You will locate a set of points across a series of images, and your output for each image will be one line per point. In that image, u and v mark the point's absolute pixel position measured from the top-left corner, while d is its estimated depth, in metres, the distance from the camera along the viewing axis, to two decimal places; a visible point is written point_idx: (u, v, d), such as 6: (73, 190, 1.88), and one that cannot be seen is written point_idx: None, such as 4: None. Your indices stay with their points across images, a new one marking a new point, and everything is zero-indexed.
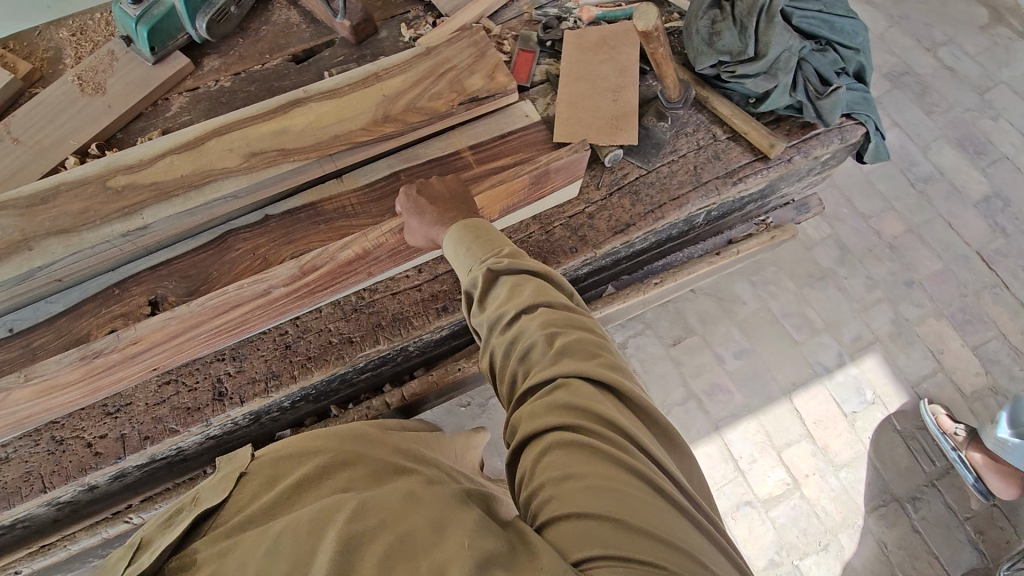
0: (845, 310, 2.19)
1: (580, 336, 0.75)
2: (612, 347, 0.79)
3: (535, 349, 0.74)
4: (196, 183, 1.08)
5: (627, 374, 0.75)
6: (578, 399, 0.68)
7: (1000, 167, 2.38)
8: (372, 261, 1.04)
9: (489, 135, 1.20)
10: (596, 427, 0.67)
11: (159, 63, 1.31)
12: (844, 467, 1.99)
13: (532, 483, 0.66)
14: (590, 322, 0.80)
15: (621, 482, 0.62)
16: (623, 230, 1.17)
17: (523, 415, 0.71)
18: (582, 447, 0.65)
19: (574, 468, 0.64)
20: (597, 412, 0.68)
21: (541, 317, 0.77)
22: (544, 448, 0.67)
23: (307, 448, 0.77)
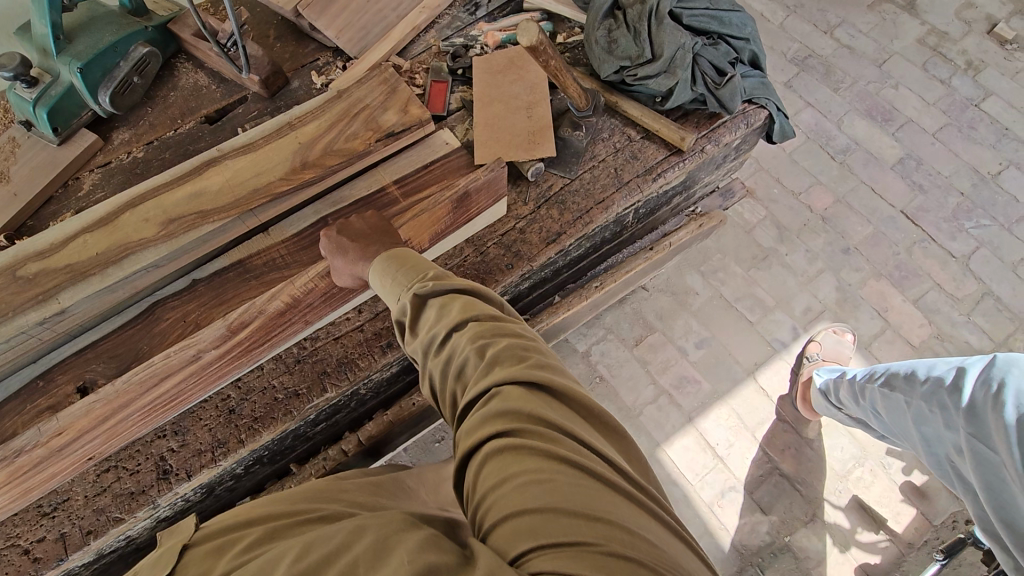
0: (792, 285, 2.26)
1: (509, 343, 0.77)
2: (543, 349, 0.80)
3: (467, 363, 0.76)
4: (113, 258, 1.04)
5: (560, 372, 0.77)
6: (511, 403, 0.69)
7: (908, 130, 2.53)
8: (306, 307, 1.03)
9: (412, 167, 1.21)
10: (530, 426, 0.68)
11: (65, 142, 1.28)
12: (817, 436, 2.03)
13: (475, 492, 0.67)
14: (520, 328, 0.82)
15: (554, 473, 0.63)
16: (556, 240, 1.19)
17: (463, 429, 0.72)
18: (518, 447, 0.66)
19: (509, 469, 0.64)
20: (530, 412, 0.69)
21: (470, 331, 0.78)
22: (483, 456, 0.68)
23: (258, 510, 0.74)
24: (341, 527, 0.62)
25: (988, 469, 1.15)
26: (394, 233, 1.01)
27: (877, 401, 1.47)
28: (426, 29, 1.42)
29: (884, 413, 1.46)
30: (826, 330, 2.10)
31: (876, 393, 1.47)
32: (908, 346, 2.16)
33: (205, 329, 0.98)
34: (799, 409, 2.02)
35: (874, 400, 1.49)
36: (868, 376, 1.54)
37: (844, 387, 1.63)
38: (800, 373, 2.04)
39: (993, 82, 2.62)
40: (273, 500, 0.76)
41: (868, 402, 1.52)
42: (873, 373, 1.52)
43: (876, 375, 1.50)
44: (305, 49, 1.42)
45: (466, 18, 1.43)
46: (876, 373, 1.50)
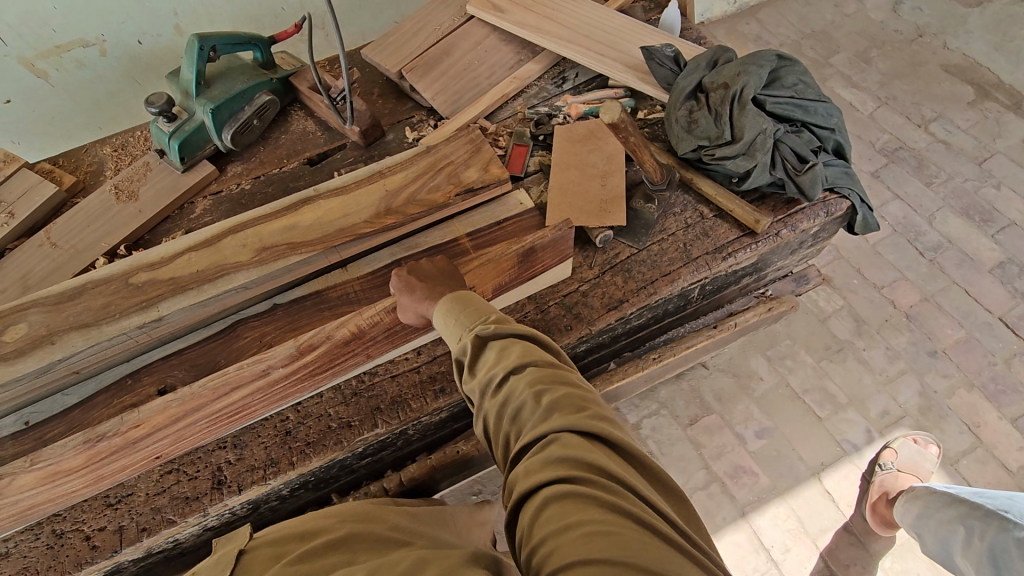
0: (868, 383, 2.11)
1: (567, 391, 0.79)
2: (599, 401, 0.83)
3: (524, 408, 0.78)
4: (210, 277, 1.16)
5: (615, 423, 0.79)
6: (570, 451, 0.72)
7: (1011, 233, 2.37)
8: (369, 341, 1.08)
9: (486, 223, 1.27)
10: (589, 477, 0.70)
11: (188, 170, 1.44)
12: (884, 555, 1.84)
13: (531, 537, 0.68)
14: (577, 377, 0.84)
15: (615, 524, 0.65)
16: (617, 307, 1.19)
17: (520, 473, 0.74)
18: (578, 496, 0.68)
19: (570, 518, 0.66)
20: (590, 463, 0.71)
21: (529, 376, 0.81)
22: (542, 503, 0.70)
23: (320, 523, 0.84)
24: (404, 558, 0.67)
25: None
26: (460, 278, 1.05)
27: (1007, 554, 1.26)
28: (514, 96, 1.52)
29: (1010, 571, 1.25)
30: (905, 438, 1.93)
31: (1011, 545, 1.27)
32: (1002, 469, 1.94)
33: (277, 348, 1.05)
34: (868, 520, 1.85)
35: (996, 544, 1.29)
36: (996, 515, 1.34)
37: (958, 512, 1.43)
38: (869, 482, 1.89)
39: None
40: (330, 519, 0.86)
41: (984, 548, 1.31)
42: (1007, 518, 1.31)
43: (1009, 525, 1.30)
44: (403, 107, 1.55)
45: (552, 89, 1.52)
46: (1014, 519, 1.30)
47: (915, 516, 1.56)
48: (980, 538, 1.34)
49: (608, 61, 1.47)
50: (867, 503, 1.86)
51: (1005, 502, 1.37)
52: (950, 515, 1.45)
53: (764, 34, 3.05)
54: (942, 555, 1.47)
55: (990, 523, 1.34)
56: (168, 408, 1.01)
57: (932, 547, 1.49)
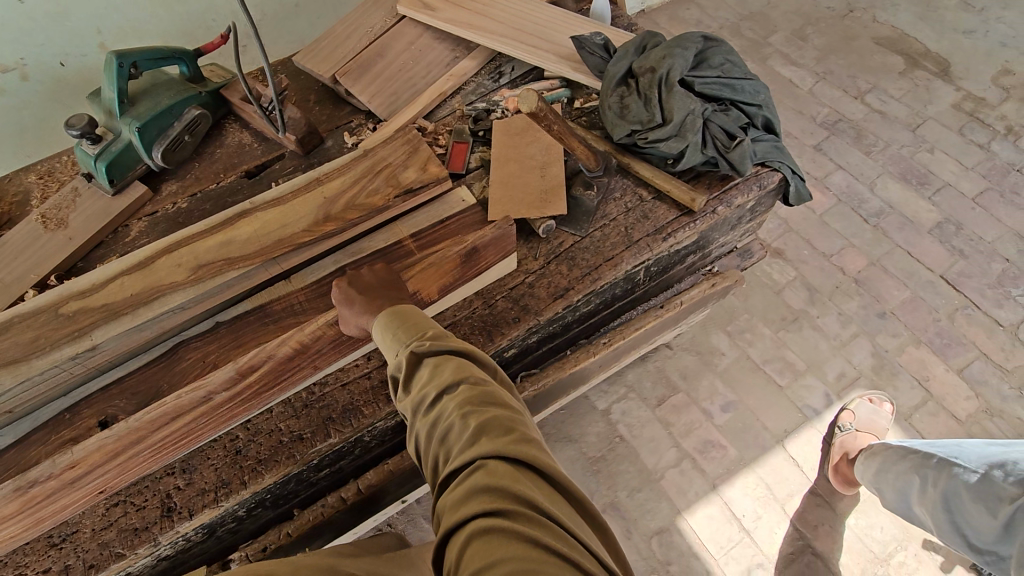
0: (824, 349, 2.18)
1: (495, 415, 0.83)
2: (527, 423, 0.87)
3: (453, 431, 0.82)
4: (144, 300, 1.13)
5: (541, 446, 0.83)
6: (496, 479, 0.76)
7: (946, 194, 2.47)
8: (314, 353, 1.07)
9: (428, 223, 1.27)
10: (512, 507, 0.73)
11: (119, 193, 1.40)
12: (848, 511, 1.91)
13: (453, 565, 0.72)
14: (507, 399, 0.88)
15: (537, 560, 0.67)
16: (563, 295, 1.19)
17: (448, 500, 0.77)
18: (502, 531, 0.70)
19: (493, 554, 0.68)
20: (514, 492, 0.75)
21: (460, 397, 0.85)
22: (466, 533, 0.73)
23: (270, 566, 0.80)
24: None
25: None
26: (400, 286, 1.06)
27: (958, 499, 1.32)
28: (452, 94, 1.52)
29: (963, 515, 1.32)
30: (862, 399, 2.02)
31: (962, 489, 1.32)
32: (952, 420, 2.03)
33: (218, 372, 1.03)
34: (831, 481, 1.92)
35: (948, 491, 1.34)
36: (946, 462, 1.39)
37: (913, 463, 1.49)
38: (830, 444, 1.96)
39: None
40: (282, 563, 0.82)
41: (937, 495, 1.37)
42: (955, 463, 1.37)
43: (958, 470, 1.35)
44: (341, 112, 1.53)
45: (490, 84, 1.53)
46: (963, 464, 1.35)
47: (874, 474, 1.61)
48: (933, 487, 1.39)
49: (541, 53, 1.48)
50: (830, 465, 1.92)
51: (955, 450, 1.41)
52: (905, 468, 1.51)
53: (704, 18, 3.11)
54: (902, 507, 1.53)
55: (942, 470, 1.39)
56: (109, 442, 0.99)
57: (891, 500, 1.56)
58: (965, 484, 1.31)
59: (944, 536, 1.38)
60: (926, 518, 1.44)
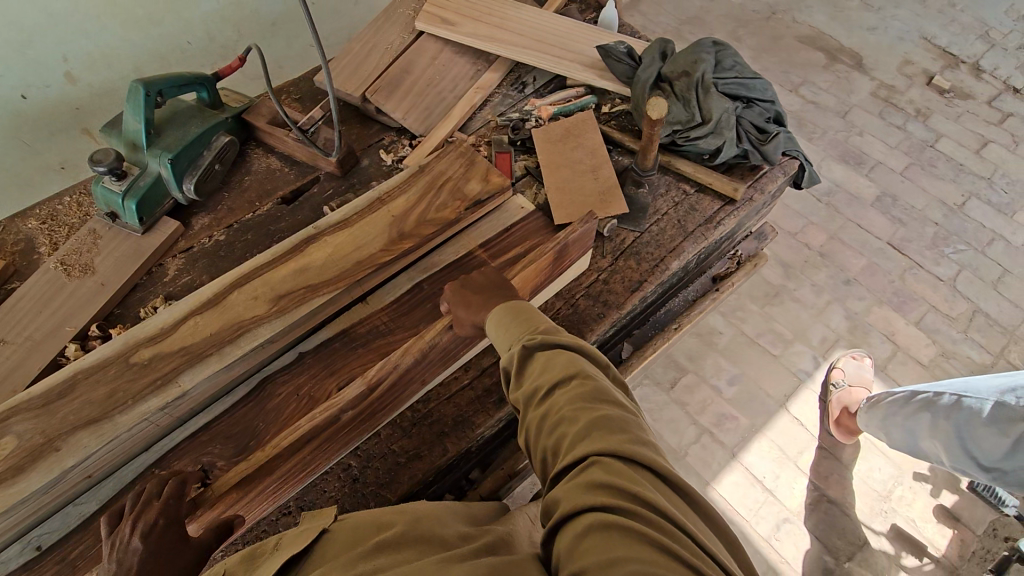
0: (805, 318, 2.41)
1: (610, 413, 0.77)
2: (644, 424, 0.79)
3: (565, 425, 0.77)
4: (229, 338, 1.07)
5: (656, 450, 0.75)
6: (614, 476, 0.69)
7: (880, 171, 2.82)
8: (426, 367, 1.07)
9: (496, 232, 1.30)
10: (634, 507, 0.67)
11: (148, 231, 1.30)
12: (852, 458, 2.12)
13: (564, 557, 0.67)
14: (621, 397, 0.81)
15: (660, 565, 0.60)
16: (638, 287, 1.27)
17: (559, 491, 0.72)
18: (624, 531, 0.64)
19: (613, 551, 0.62)
20: (635, 492, 0.68)
21: (573, 391, 0.79)
22: (580, 528, 0.67)
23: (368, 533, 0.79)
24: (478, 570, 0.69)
25: None
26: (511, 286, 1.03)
27: (969, 427, 1.53)
28: (481, 105, 1.55)
29: (974, 440, 1.53)
30: (846, 357, 2.25)
31: (975, 417, 1.52)
32: (919, 366, 2.32)
33: (347, 390, 0.98)
34: (833, 433, 2.13)
35: (960, 423, 1.55)
36: (956, 399, 1.59)
37: (921, 402, 1.68)
38: (827, 401, 2.17)
39: (942, 126, 2.97)
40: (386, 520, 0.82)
41: (950, 426, 1.58)
42: (965, 397, 1.57)
43: (969, 401, 1.55)
44: (370, 130, 1.52)
45: (516, 95, 1.57)
46: (973, 395, 1.55)
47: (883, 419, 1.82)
48: (945, 422, 1.60)
49: (565, 62, 1.55)
50: (831, 420, 2.12)
51: (962, 386, 1.62)
52: (913, 409, 1.71)
53: (648, 25, 3.33)
54: (912, 443, 1.74)
55: (954, 404, 1.59)
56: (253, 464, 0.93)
57: (900, 438, 1.77)
58: (979, 412, 1.52)
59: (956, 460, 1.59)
60: (936, 449, 1.65)
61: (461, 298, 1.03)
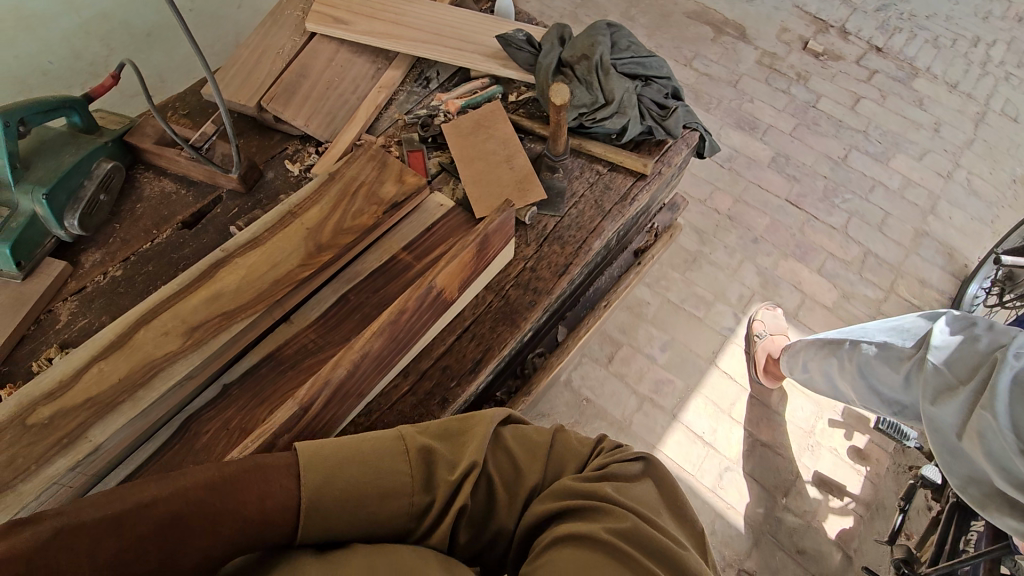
0: (723, 278, 2.57)
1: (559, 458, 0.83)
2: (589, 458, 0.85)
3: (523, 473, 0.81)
4: (142, 379, 0.99)
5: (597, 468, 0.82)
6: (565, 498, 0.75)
7: (772, 134, 3.02)
8: (361, 380, 1.03)
9: (417, 232, 1.28)
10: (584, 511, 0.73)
11: (30, 276, 1.18)
12: (779, 402, 2.29)
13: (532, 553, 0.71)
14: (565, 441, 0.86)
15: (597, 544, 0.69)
16: (565, 271, 1.30)
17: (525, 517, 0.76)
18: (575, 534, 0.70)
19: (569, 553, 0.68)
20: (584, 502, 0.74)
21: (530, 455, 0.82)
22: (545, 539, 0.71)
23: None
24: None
25: (937, 432, 1.42)
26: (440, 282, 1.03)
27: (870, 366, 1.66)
28: (386, 105, 1.51)
29: (876, 377, 1.66)
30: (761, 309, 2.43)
31: (870, 358, 1.66)
32: (825, 309, 2.53)
33: (276, 413, 0.90)
34: (761, 381, 2.27)
35: (863, 364, 1.68)
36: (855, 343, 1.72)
37: (831, 347, 1.82)
38: (752, 352, 2.31)
39: (820, 87, 3.22)
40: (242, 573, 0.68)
41: (854, 366, 1.71)
42: (864, 340, 1.69)
43: (867, 344, 1.68)
44: (271, 141, 1.45)
45: (421, 91, 1.54)
46: (870, 337, 1.68)
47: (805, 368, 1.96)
48: (851, 365, 1.72)
49: (466, 54, 1.54)
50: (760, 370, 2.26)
51: (860, 331, 1.73)
52: (826, 356, 1.84)
53: (545, 10, 3.37)
54: (830, 386, 1.89)
55: (854, 347, 1.71)
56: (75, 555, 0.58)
57: (821, 383, 1.92)
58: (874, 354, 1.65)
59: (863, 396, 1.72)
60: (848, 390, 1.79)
61: (387, 313, 0.98)
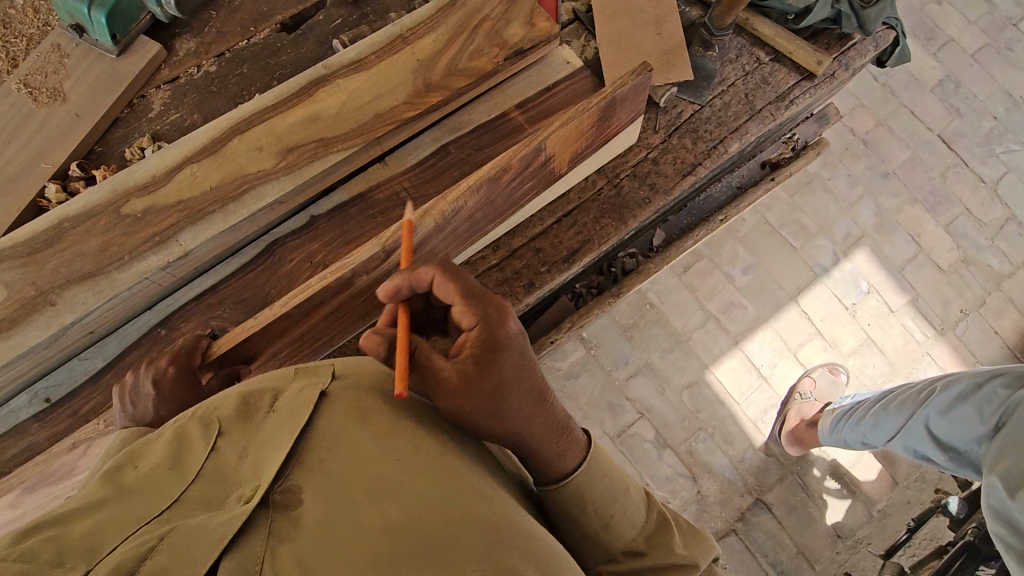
0: (833, 211, 2.30)
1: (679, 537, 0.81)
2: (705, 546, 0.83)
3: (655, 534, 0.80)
4: (232, 193, 0.94)
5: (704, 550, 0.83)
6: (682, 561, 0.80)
7: (949, 51, 2.50)
8: (448, 241, 0.95)
9: (534, 90, 1.11)
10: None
11: (124, 54, 1.10)
12: (850, 355, 2.16)
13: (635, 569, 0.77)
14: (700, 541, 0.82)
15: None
16: (691, 171, 1.13)
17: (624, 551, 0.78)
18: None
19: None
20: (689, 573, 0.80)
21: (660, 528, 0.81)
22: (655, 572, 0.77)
23: (342, 505, 0.51)
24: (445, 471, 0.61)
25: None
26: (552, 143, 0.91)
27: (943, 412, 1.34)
28: None
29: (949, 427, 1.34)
30: (822, 369, 2.06)
31: (945, 402, 1.34)
32: (937, 270, 2.27)
33: (359, 249, 0.85)
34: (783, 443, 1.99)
35: (933, 408, 1.37)
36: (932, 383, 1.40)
37: (888, 403, 1.50)
38: (787, 408, 2.01)
39: None
40: (324, 459, 0.56)
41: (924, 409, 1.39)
42: (944, 382, 1.37)
43: (946, 385, 1.36)
44: None
45: None
46: (935, 396, 1.36)
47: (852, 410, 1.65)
48: (920, 409, 1.40)
49: None
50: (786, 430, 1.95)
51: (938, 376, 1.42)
52: (885, 399, 1.52)
53: None
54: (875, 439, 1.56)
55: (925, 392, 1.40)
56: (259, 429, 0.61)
57: (868, 431, 1.57)
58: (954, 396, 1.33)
59: (940, 465, 1.43)
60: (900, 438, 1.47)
61: (488, 172, 0.88)
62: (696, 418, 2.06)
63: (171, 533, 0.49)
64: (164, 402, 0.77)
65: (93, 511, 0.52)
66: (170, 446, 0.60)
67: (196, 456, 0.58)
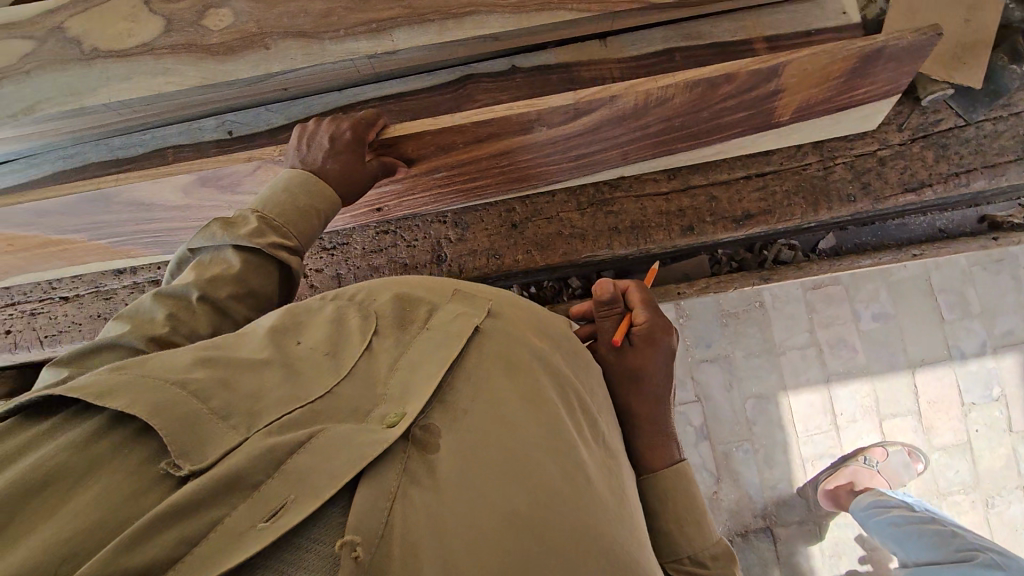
0: (1009, 301, 2.01)
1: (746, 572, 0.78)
2: None
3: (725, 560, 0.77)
4: (454, 11, 0.91)
5: None
6: None
7: None
8: (635, 141, 0.89)
9: (791, 29, 0.98)
10: None
11: None
12: (938, 451, 1.98)
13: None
14: None
15: None
16: (915, 189, 0.99)
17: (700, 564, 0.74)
18: None
19: None
20: None
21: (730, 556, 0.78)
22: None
23: (484, 475, 0.51)
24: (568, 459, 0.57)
25: None
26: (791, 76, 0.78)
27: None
28: None
29: None
30: (903, 447, 1.90)
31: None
32: None
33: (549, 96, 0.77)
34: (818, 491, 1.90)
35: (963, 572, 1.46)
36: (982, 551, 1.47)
37: (926, 532, 1.60)
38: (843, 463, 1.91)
39: None
40: (470, 411, 0.55)
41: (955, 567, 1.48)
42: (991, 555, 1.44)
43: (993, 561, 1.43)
44: None
45: None
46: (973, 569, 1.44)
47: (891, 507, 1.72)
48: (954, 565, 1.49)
49: None
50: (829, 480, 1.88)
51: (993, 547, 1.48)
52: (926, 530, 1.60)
53: None
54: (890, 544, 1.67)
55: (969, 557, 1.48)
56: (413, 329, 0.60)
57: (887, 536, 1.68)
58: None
59: None
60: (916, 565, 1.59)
61: (714, 71, 0.76)
62: (748, 429, 2.00)
63: (312, 438, 0.48)
64: (334, 156, 0.77)
65: (260, 368, 0.53)
66: (331, 327, 0.59)
67: (354, 349, 0.57)
